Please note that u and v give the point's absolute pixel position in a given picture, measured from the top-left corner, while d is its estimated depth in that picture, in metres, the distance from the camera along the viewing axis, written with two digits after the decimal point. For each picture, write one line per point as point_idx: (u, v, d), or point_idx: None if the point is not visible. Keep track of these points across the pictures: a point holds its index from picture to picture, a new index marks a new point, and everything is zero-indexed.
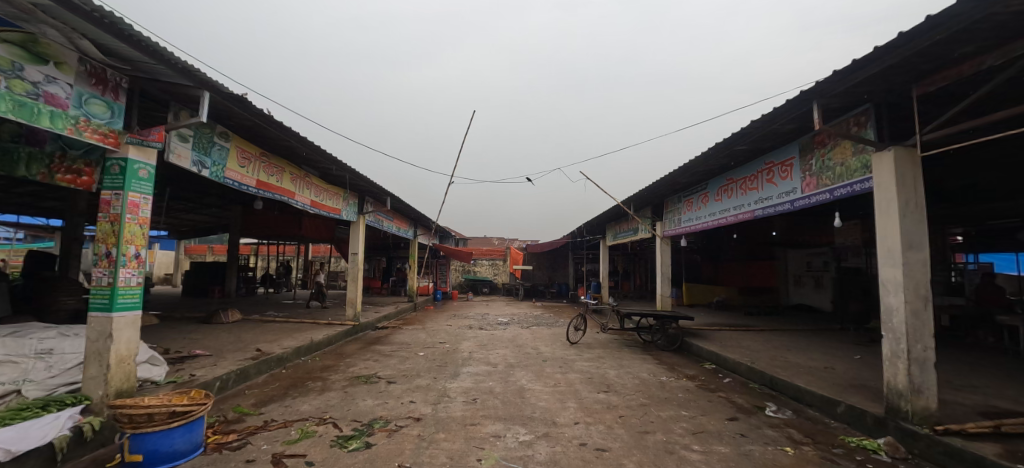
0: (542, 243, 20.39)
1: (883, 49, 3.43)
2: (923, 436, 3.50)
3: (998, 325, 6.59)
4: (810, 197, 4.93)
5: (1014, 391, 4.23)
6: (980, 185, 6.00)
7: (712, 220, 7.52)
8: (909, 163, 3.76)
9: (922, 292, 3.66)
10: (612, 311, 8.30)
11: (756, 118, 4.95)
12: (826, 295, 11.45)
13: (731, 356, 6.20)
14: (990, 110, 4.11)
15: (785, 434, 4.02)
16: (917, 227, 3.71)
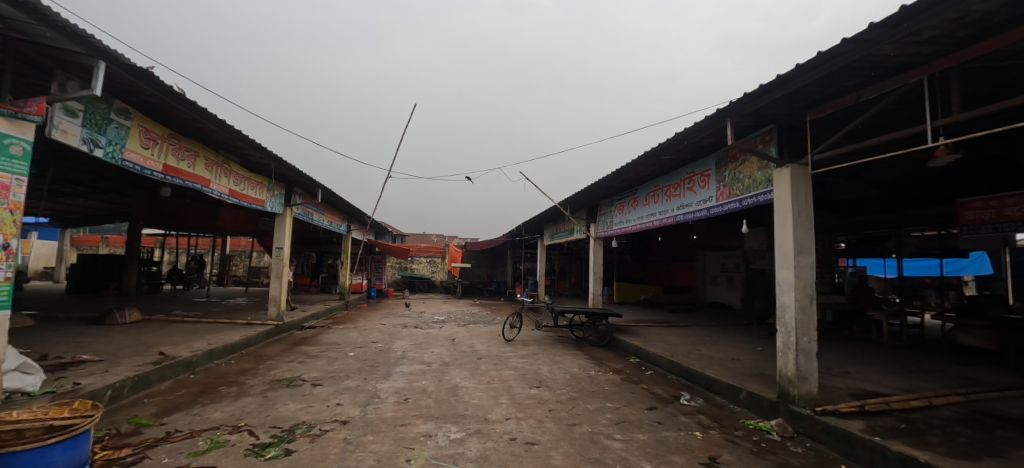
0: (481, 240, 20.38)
1: (785, 76, 3.88)
2: (806, 416, 4.04)
3: (868, 320, 7.74)
4: (723, 205, 5.42)
5: (876, 375, 5.01)
6: (858, 202, 7.03)
7: (640, 223, 8.01)
8: (802, 179, 4.29)
9: (809, 292, 4.20)
10: (546, 309, 8.53)
11: (680, 131, 5.35)
12: (737, 294, 12.69)
13: (653, 350, 6.66)
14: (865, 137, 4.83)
15: (696, 420, 4.41)
16: (806, 234, 4.23)
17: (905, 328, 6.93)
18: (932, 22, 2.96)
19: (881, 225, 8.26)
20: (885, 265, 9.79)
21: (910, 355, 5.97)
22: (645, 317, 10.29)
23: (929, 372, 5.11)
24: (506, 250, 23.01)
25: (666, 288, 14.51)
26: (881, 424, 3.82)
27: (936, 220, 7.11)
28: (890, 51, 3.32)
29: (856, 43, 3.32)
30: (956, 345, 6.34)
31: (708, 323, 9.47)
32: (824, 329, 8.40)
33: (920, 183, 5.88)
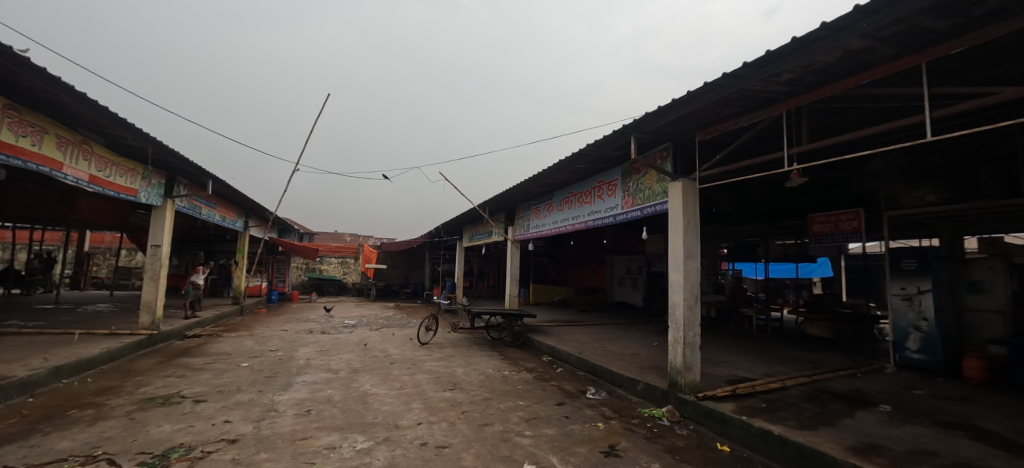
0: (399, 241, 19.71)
1: (680, 100, 4.39)
2: (691, 402, 4.59)
3: (743, 316, 8.98)
4: (627, 213, 5.91)
5: (745, 362, 5.84)
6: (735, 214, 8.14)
7: (555, 227, 8.39)
8: (691, 192, 4.87)
9: (695, 291, 4.76)
10: (462, 311, 8.52)
11: (591, 142, 5.71)
12: (640, 294, 13.90)
13: (564, 348, 7.02)
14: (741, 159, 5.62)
15: (599, 412, 4.75)
16: (694, 241, 4.80)
17: (769, 322, 8.17)
18: (788, 65, 3.63)
19: (752, 235, 9.68)
20: (756, 268, 11.36)
21: (772, 344, 7.06)
22: (559, 317, 10.79)
23: (783, 358, 6.09)
24: (424, 251, 22.55)
25: (579, 289, 15.41)
26: (747, 404, 4.48)
27: (792, 231, 8.52)
28: (760, 86, 3.96)
29: (734, 77, 3.92)
30: (805, 335, 7.62)
31: (615, 321, 10.21)
32: (710, 325, 9.56)
33: (781, 200, 6.99)
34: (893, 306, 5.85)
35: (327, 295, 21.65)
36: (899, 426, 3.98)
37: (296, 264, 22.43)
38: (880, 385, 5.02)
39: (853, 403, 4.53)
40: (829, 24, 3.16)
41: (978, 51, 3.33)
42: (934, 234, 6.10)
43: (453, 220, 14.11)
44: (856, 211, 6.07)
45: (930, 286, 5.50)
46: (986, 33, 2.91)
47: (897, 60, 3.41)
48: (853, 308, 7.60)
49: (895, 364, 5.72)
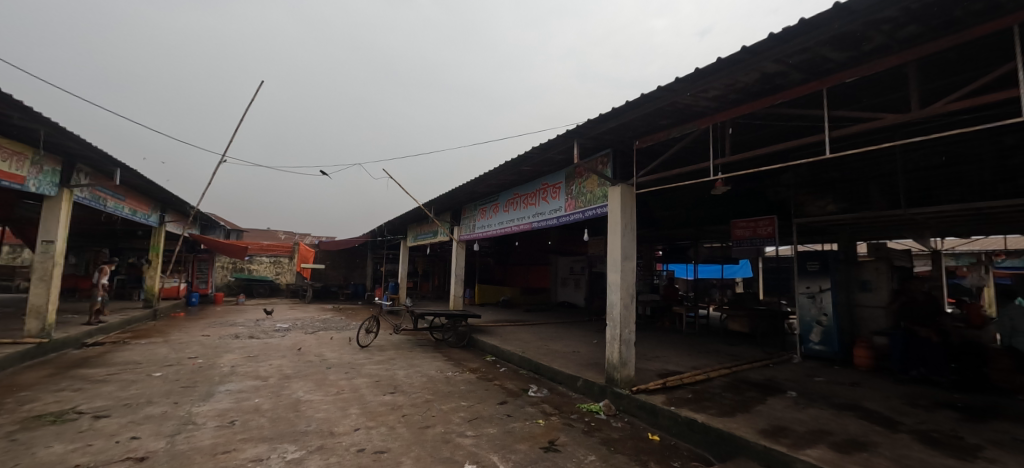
0: (339, 240, 18.90)
1: (620, 109, 4.63)
2: (626, 396, 4.85)
3: (675, 314, 9.61)
4: (570, 216, 6.11)
5: (675, 357, 6.27)
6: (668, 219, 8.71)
7: (500, 228, 8.48)
8: (628, 197, 5.15)
9: (630, 291, 5.04)
10: (406, 312, 8.33)
11: (536, 145, 5.84)
12: (582, 293, 14.44)
13: (507, 347, 7.12)
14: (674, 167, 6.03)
15: (540, 409, 4.88)
16: (630, 243, 5.08)
17: (698, 319, 8.81)
18: (715, 83, 3.98)
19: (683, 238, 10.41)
20: (687, 269, 12.25)
21: (699, 339, 7.64)
22: (504, 317, 10.92)
23: (708, 352, 6.62)
24: (366, 250, 21.77)
25: (524, 289, 15.70)
26: (675, 395, 4.82)
27: (718, 235, 9.28)
28: (690, 100, 4.30)
29: (667, 91, 4.21)
30: (729, 331, 8.31)
31: (559, 320, 10.48)
32: (646, 322, 10.13)
33: (708, 206, 7.59)
34: (800, 303, 6.52)
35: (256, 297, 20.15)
36: (801, 409, 4.48)
37: (221, 263, 20.61)
38: (787, 374, 5.61)
39: (765, 390, 5.03)
40: (750, 48, 3.55)
41: (867, 81, 3.86)
42: (834, 239, 6.91)
43: (397, 219, 13.74)
44: (771, 217, 6.64)
45: (830, 285, 6.18)
46: (871, 66, 3.53)
47: (801, 85, 3.94)
48: (768, 305, 8.42)
49: (801, 355, 6.41)
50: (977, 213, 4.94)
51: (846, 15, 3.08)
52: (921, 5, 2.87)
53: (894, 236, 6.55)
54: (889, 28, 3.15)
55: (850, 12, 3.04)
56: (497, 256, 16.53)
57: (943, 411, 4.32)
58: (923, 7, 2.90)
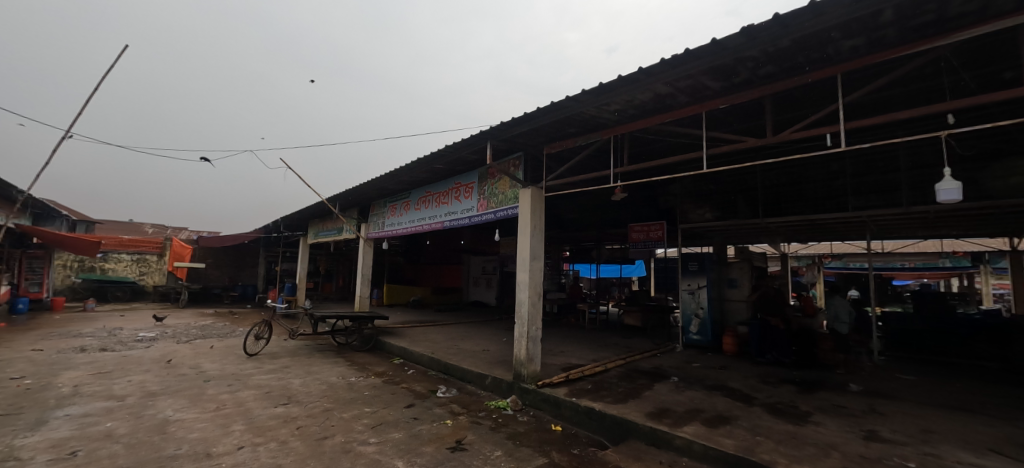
0: (223, 236, 16.84)
1: (532, 114, 4.85)
2: (531, 390, 5.07)
3: (578, 310, 10.29)
4: (481, 216, 6.19)
5: (577, 351, 6.71)
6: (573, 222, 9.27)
7: (411, 226, 8.26)
8: (538, 200, 5.44)
9: (538, 290, 5.31)
10: (304, 315, 7.71)
11: (449, 144, 5.82)
12: (493, 292, 14.86)
13: (416, 349, 6.97)
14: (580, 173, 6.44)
15: (449, 409, 4.88)
16: (539, 244, 5.35)
17: (598, 315, 9.54)
18: (615, 98, 4.34)
19: (586, 240, 11.18)
20: (591, 269, 13.19)
21: (599, 334, 8.25)
22: (415, 318, 10.68)
23: (606, 345, 7.19)
24: (259, 246, 19.61)
25: (436, 288, 15.49)
26: (576, 387, 5.16)
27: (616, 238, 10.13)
28: (595, 112, 4.64)
29: (575, 101, 4.51)
30: (624, 325, 9.12)
31: (471, 320, 10.55)
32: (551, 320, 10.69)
33: (610, 210, 8.24)
34: (683, 299, 7.34)
35: (112, 302, 16.98)
36: (682, 392, 5.09)
37: (63, 261, 16.86)
38: (671, 361, 6.34)
39: (653, 377, 5.63)
40: (645, 69, 3.94)
41: (737, 109, 4.51)
42: (710, 242, 7.96)
43: (296, 214, 12.62)
44: (662, 222, 7.38)
45: (705, 283, 7.10)
46: (740, 95, 4.16)
47: (686, 107, 4.47)
48: (658, 301, 9.41)
49: (683, 344, 7.28)
50: (812, 224, 6.06)
51: (721, 50, 3.60)
52: (775, 49, 3.50)
53: (754, 240, 7.75)
54: (753, 65, 3.76)
55: (723, 48, 3.57)
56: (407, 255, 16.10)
57: (785, 385, 5.25)
58: (777, 50, 3.53)
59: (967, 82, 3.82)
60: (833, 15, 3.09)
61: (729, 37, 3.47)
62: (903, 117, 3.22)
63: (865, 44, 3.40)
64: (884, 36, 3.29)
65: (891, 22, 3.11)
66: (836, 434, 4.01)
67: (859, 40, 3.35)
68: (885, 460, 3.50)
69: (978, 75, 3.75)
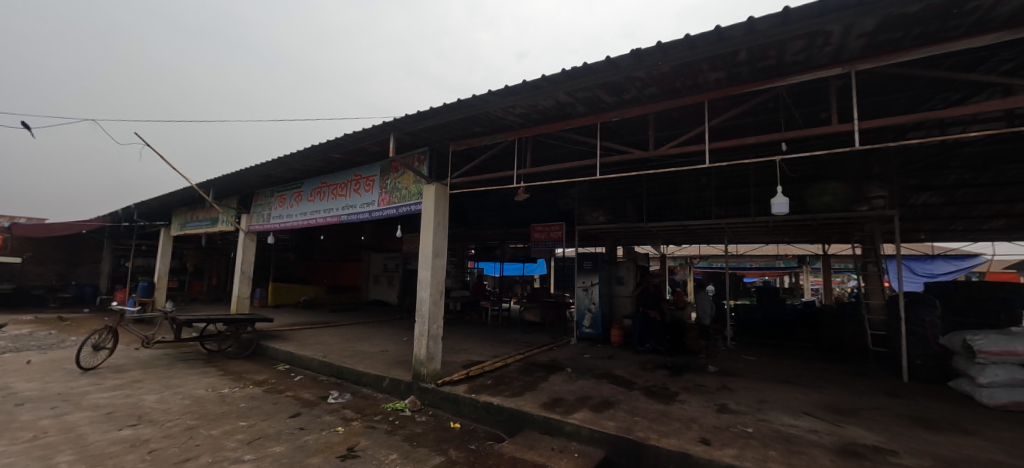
0: (50, 225, 13.61)
1: (438, 110, 4.82)
2: (430, 390, 5.04)
3: (480, 308, 10.51)
4: (382, 211, 6.07)
5: (477, 348, 6.85)
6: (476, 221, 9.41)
7: (302, 219, 7.68)
8: (442, 197, 5.53)
9: (439, 287, 5.38)
10: (164, 319, 6.65)
11: (349, 133, 5.55)
12: (395, 291, 14.47)
13: (304, 353, 6.46)
14: (485, 173, 6.57)
15: (340, 416, 4.62)
16: (441, 241, 5.45)
17: (499, 312, 9.85)
18: (519, 102, 4.48)
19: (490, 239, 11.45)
20: (495, 267, 13.53)
21: (500, 330, 8.50)
22: (307, 319, 9.83)
23: (506, 341, 7.44)
24: (105, 238, 16.26)
25: (331, 287, 14.66)
26: (476, 383, 5.26)
27: (518, 237, 10.55)
28: (500, 113, 4.74)
29: (481, 101, 4.57)
30: (524, 321, 9.55)
31: (369, 320, 10.11)
32: (453, 318, 10.75)
33: (514, 210, 8.53)
34: (577, 295, 7.89)
35: None
36: (573, 381, 5.49)
37: None
38: (565, 353, 6.79)
39: (548, 369, 5.97)
40: (547, 77, 4.12)
41: (626, 123, 4.97)
42: (603, 243, 8.72)
43: (157, 201, 10.77)
44: (561, 223, 7.85)
45: (597, 280, 7.74)
46: (629, 110, 4.57)
47: (583, 116, 4.78)
48: (556, 297, 10.03)
49: (576, 337, 7.84)
50: (685, 229, 6.96)
51: (613, 68, 3.92)
52: (657, 73, 3.92)
53: (640, 242, 8.67)
54: (640, 85, 4.16)
55: (615, 66, 3.89)
56: (300, 251, 14.85)
57: (659, 370, 5.96)
58: (659, 74, 3.95)
59: (796, 118, 4.71)
60: (703, 49, 3.57)
61: (621, 57, 3.79)
62: (752, 142, 3.85)
63: (726, 77, 3.98)
64: (740, 72, 3.89)
65: (745, 61, 3.70)
66: (696, 409, 4.67)
67: (722, 73, 3.92)
68: (731, 428, 4.18)
69: (804, 112, 4.64)
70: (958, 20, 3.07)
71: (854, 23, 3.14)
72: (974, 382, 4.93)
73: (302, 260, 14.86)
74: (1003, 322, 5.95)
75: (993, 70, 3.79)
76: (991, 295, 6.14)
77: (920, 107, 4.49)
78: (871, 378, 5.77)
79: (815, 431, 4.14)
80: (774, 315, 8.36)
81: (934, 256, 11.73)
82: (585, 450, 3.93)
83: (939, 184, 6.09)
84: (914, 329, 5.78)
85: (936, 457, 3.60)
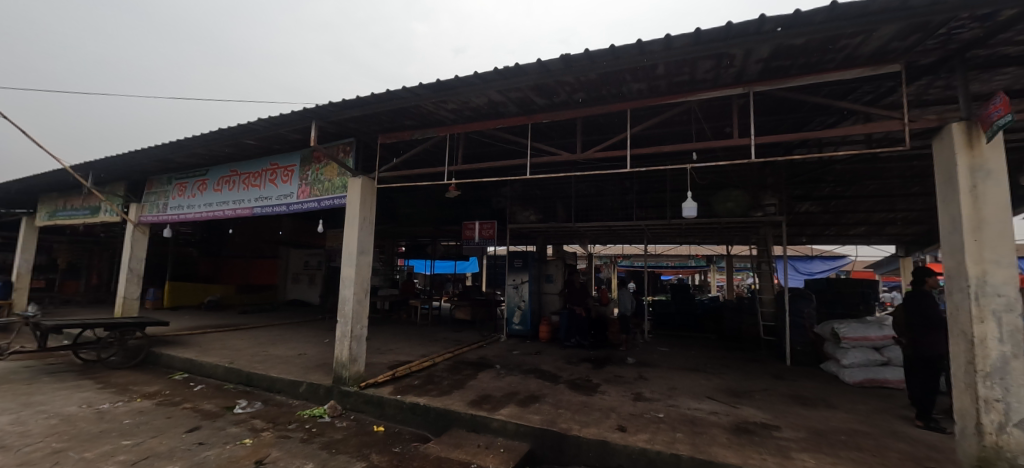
0: None
1: (365, 99, 4.60)
2: (353, 393, 4.81)
3: (409, 307, 10.28)
4: (302, 203, 5.76)
5: (405, 348, 6.68)
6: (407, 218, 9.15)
7: (208, 210, 7.00)
8: (369, 191, 5.31)
9: (364, 285, 5.16)
10: (22, 326, 5.60)
11: (264, 118, 5.11)
12: (318, 290, 13.69)
13: (207, 359, 5.84)
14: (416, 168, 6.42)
15: (248, 427, 4.22)
16: (367, 237, 5.24)
17: (429, 310, 9.74)
18: (451, 97, 4.42)
19: (421, 237, 11.24)
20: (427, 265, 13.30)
21: (430, 329, 8.37)
22: (212, 322, 8.86)
23: (435, 340, 7.33)
24: None
25: (242, 287, 13.36)
26: (402, 384, 5.11)
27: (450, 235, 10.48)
28: (432, 107, 4.64)
29: (411, 93, 4.44)
30: (454, 319, 9.52)
31: (287, 322, 9.42)
32: (381, 317, 10.41)
33: (445, 207, 8.46)
34: (508, 293, 8.02)
35: None
36: (501, 378, 5.56)
37: None
38: (495, 351, 6.87)
39: (477, 367, 5.99)
40: (480, 74, 4.10)
41: (555, 126, 5.12)
42: (534, 241, 8.95)
43: (16, 185, 9.03)
44: (493, 222, 7.89)
45: (527, 278, 7.90)
46: (559, 113, 4.72)
47: (515, 116, 4.84)
48: (487, 295, 10.12)
49: (506, 335, 7.96)
50: (609, 229, 7.38)
51: (544, 71, 4.01)
52: (585, 79, 4.09)
53: (568, 241, 9.04)
54: (569, 89, 4.31)
55: (546, 70, 3.98)
56: (205, 247, 13.36)
57: (583, 364, 6.25)
58: (587, 80, 4.12)
59: (705, 130, 5.20)
60: (626, 60, 3.78)
61: (551, 60, 3.87)
62: (667, 150, 4.16)
63: (647, 89, 4.27)
64: (659, 85, 4.19)
65: (663, 75, 3.99)
66: (615, 399, 4.97)
67: (643, 85, 4.20)
68: (646, 414, 4.51)
69: (712, 126, 5.14)
70: (832, 55, 3.59)
71: (753, 49, 3.52)
72: (839, 363, 5.80)
73: (206, 257, 13.32)
74: (860, 312, 7.09)
75: (857, 100, 4.48)
76: (853, 290, 7.27)
77: (804, 128, 5.18)
78: (761, 363, 6.55)
79: (715, 413, 4.61)
80: (685, 309, 9.22)
81: (812, 257, 13.68)
82: (511, 445, 3.99)
83: (817, 195, 7.08)
84: (795, 320, 6.67)
85: (808, 429, 4.19)
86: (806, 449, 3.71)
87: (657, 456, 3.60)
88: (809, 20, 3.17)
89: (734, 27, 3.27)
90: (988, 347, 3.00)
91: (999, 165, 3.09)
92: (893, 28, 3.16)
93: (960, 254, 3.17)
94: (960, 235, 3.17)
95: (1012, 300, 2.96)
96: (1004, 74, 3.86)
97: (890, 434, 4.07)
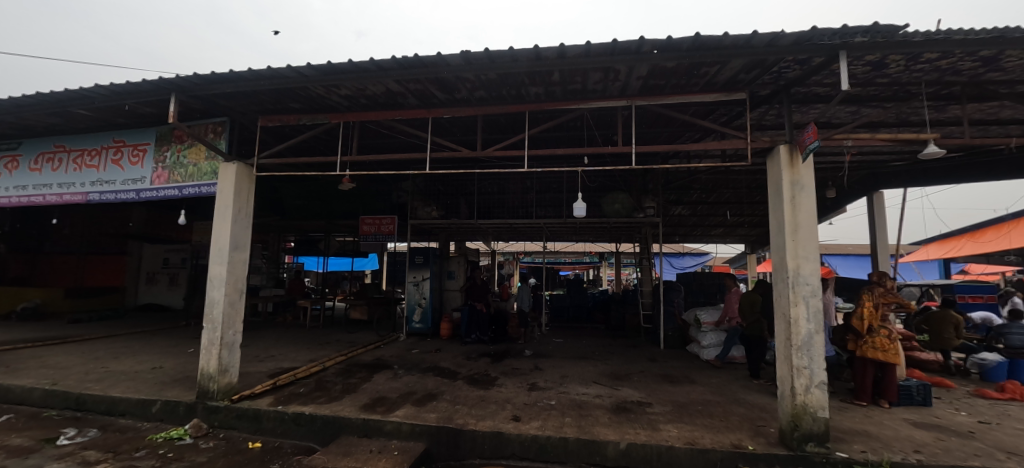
0: None
1: (240, 75, 4.04)
2: (222, 408, 4.27)
3: (298, 307, 9.48)
4: (158, 190, 4.93)
5: (289, 353, 6.14)
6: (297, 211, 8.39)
7: (22, 194, 5.60)
8: (247, 179, 4.72)
9: (238, 286, 4.60)
10: None
11: (101, 85, 4.21)
12: (180, 292, 11.90)
13: (18, 382, 4.70)
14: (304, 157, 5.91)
15: (77, 461, 3.49)
16: (242, 230, 4.66)
17: (322, 311, 9.10)
18: (343, 81, 4.10)
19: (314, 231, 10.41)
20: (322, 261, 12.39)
21: (320, 331, 7.80)
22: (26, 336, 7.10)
23: (326, 343, 6.85)
24: None
25: (73, 290, 11.11)
26: (285, 393, 4.69)
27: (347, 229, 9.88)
28: (322, 90, 4.28)
29: (297, 74, 4.01)
30: (350, 319, 9.04)
31: (139, 331, 8.01)
32: (262, 321, 9.42)
33: (341, 200, 7.95)
34: (408, 290, 7.80)
35: None
36: (398, 378, 5.41)
37: None
38: (392, 351, 6.64)
39: (372, 368, 5.76)
40: (377, 62, 3.84)
41: (456, 122, 5.12)
42: (437, 237, 8.85)
43: None
44: (393, 217, 7.76)
45: (428, 274, 7.78)
46: (458, 110, 4.70)
47: (414, 108, 4.70)
48: (386, 294, 9.76)
49: (406, 333, 7.76)
50: (511, 226, 7.64)
51: (442, 65, 3.89)
52: (484, 77, 4.12)
53: (471, 238, 9.12)
54: (469, 86, 4.32)
55: (447, 65, 3.89)
56: (15, 241, 10.77)
57: (482, 358, 6.37)
58: (486, 78, 4.16)
59: (596, 136, 5.65)
60: (524, 64, 3.87)
61: (451, 56, 3.77)
62: (560, 153, 4.33)
63: (544, 93, 4.46)
64: (555, 91, 4.42)
65: (558, 82, 4.21)
66: (512, 390, 5.16)
67: (541, 88, 4.38)
68: (539, 403, 4.77)
69: (602, 132, 5.59)
70: (695, 79, 4.13)
71: (633, 66, 3.87)
72: (700, 345, 6.76)
73: (19, 254, 10.89)
74: (715, 301, 8.41)
75: (715, 120, 5.25)
76: (712, 281, 8.59)
77: (677, 141, 5.91)
78: (640, 348, 7.36)
79: (599, 395, 5.06)
80: (578, 302, 9.90)
81: (684, 253, 15.82)
82: (405, 446, 3.89)
83: (687, 200, 8.16)
84: (667, 308, 7.63)
85: (673, 403, 4.83)
86: (669, 420, 4.27)
87: (547, 440, 3.83)
88: (679, 47, 3.57)
89: (619, 44, 3.55)
90: (800, 326, 3.73)
91: (810, 180, 3.86)
92: (738, 62, 3.74)
93: (784, 251, 3.89)
94: (783, 236, 3.88)
95: (815, 287, 3.73)
96: (815, 109, 4.84)
97: (733, 401, 4.88)
